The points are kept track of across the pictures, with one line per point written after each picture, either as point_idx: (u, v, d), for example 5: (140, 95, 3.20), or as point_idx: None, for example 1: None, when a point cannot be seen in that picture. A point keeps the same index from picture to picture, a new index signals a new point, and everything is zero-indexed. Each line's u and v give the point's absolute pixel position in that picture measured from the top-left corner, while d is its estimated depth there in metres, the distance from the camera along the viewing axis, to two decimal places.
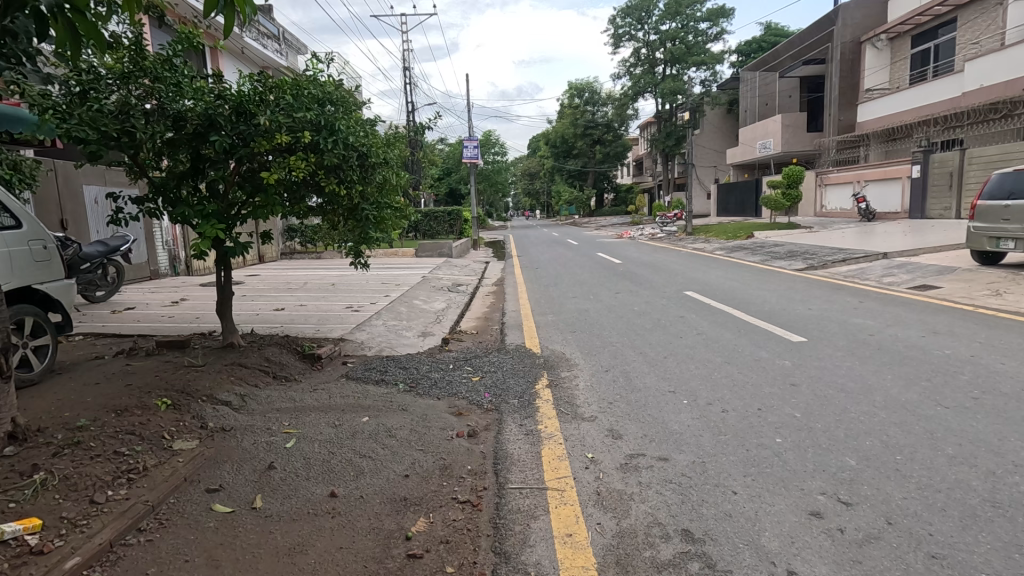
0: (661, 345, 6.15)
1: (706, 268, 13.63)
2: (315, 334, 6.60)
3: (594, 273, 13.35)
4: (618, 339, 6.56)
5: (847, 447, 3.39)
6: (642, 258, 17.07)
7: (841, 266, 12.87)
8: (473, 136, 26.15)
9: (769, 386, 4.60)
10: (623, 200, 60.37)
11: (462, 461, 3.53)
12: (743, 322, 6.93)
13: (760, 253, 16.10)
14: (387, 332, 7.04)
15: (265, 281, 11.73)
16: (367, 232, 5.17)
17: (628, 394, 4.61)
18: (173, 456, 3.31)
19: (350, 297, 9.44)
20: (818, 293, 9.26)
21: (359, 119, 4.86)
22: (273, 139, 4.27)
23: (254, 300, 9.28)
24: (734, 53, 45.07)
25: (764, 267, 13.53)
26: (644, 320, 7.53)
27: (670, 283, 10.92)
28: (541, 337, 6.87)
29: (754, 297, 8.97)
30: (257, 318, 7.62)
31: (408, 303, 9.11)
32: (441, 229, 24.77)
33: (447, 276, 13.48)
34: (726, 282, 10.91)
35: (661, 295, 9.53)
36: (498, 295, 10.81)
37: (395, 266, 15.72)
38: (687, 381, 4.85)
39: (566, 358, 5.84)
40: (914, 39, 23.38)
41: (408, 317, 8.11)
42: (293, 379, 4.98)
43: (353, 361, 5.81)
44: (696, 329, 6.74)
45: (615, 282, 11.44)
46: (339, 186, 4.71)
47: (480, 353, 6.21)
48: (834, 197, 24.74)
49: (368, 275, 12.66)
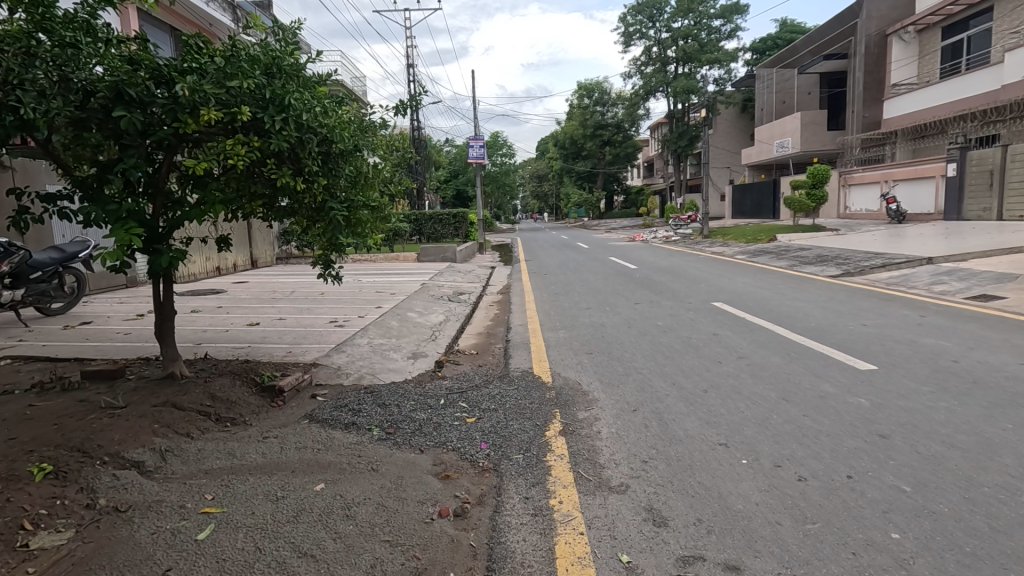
0: (697, 374, 5.07)
1: (731, 274, 12.49)
2: (284, 358, 5.60)
3: (609, 280, 12.28)
4: (643, 364, 5.50)
5: (1002, 553, 2.32)
6: (658, 263, 15.93)
7: (881, 272, 11.67)
8: (479, 136, 25.09)
9: (852, 438, 3.51)
10: (633, 202, 59.22)
11: (442, 564, 2.49)
12: (792, 343, 5.83)
13: (787, 258, 14.93)
14: (372, 354, 6.03)
15: (249, 289, 10.78)
16: (337, 237, 4.15)
17: (666, 448, 3.55)
18: (21, 563, 2.32)
19: (337, 310, 8.44)
20: (867, 304, 8.12)
21: (321, 94, 3.80)
22: (199, 115, 3.22)
23: (230, 312, 8.31)
24: (749, 50, 43.80)
25: (795, 274, 12.38)
26: (672, 339, 6.46)
27: (695, 292, 9.82)
28: (551, 361, 5.82)
29: (794, 310, 7.86)
30: (224, 336, 6.64)
31: (400, 315, 8.08)
32: (446, 232, 23.76)
33: (448, 283, 12.46)
34: (755, 291, 9.82)
35: (686, 306, 8.43)
36: (503, 305, 9.75)
37: (394, 272, 14.74)
38: (740, 429, 3.77)
39: (582, 390, 4.79)
40: (946, 30, 22.11)
41: (399, 333, 7.09)
42: (242, 423, 3.97)
43: (324, 395, 4.81)
44: (736, 352, 5.66)
45: (633, 290, 10.37)
46: (296, 180, 3.69)
47: (478, 383, 5.17)
48: (859, 198, 23.47)
49: (362, 284, 11.70)
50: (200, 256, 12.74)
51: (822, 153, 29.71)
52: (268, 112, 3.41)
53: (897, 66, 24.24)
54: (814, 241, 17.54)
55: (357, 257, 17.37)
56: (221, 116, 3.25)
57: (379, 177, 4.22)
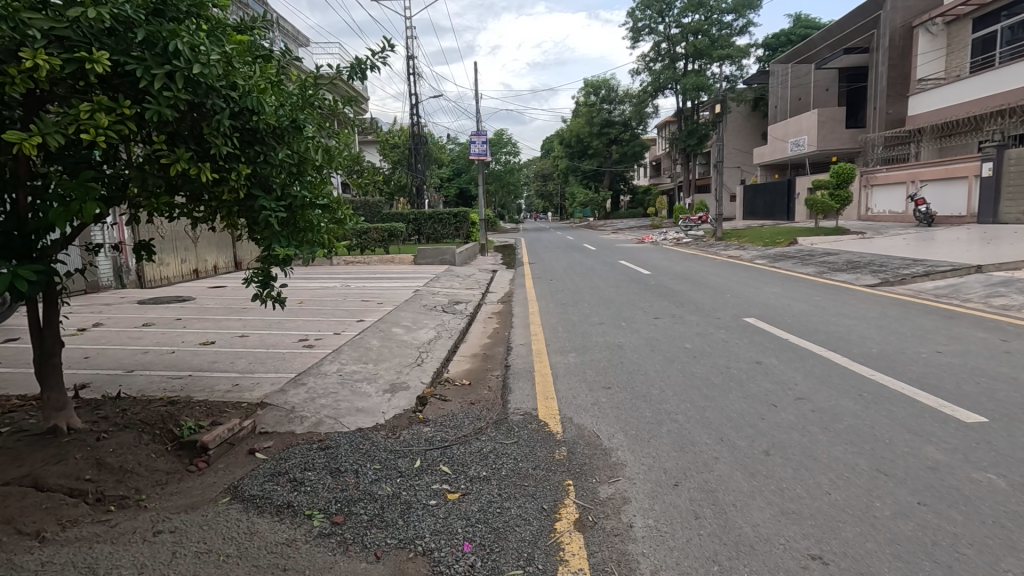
0: (750, 424, 3.93)
1: (757, 282, 11.34)
2: (226, 396, 4.45)
3: (621, 287, 11.17)
4: (677, 406, 4.36)
5: None
6: (673, 268, 14.72)
7: (925, 282, 10.51)
8: (481, 131, 23.94)
9: (1009, 555, 2.37)
10: (640, 202, 58.21)
11: None
12: (860, 380, 4.68)
13: (813, 264, 13.79)
14: (340, 387, 4.88)
15: (222, 295, 9.68)
16: (273, 247, 3.05)
17: (734, 564, 2.42)
18: None
19: (313, 325, 7.34)
20: (927, 322, 6.98)
21: (238, 45, 2.64)
22: (25, 64, 2.08)
23: (187, 326, 7.19)
24: (761, 46, 42.60)
25: (827, 282, 11.25)
26: (708, 369, 5.31)
27: (722, 305, 8.67)
28: (560, 398, 4.68)
29: (845, 329, 6.68)
30: (167, 360, 5.52)
31: (383, 333, 6.93)
32: (446, 233, 22.61)
33: (444, 289, 11.34)
34: (790, 304, 8.66)
35: (715, 324, 7.29)
36: (504, 318, 8.63)
37: (387, 276, 13.64)
38: (836, 528, 2.62)
39: (604, 449, 3.65)
40: (977, 22, 20.88)
41: (379, 356, 5.96)
42: (131, 506, 2.85)
43: (266, 451, 3.68)
44: (793, 392, 4.53)
45: (651, 301, 9.25)
46: (200, 165, 2.59)
47: (468, 433, 4.04)
48: (883, 199, 22.21)
49: (349, 291, 10.62)
50: (175, 257, 11.72)
51: (841, 152, 28.44)
52: (143, 63, 2.29)
53: (922, 60, 23.15)
54: (840, 245, 16.34)
55: (350, 258, 16.35)
56: (61, 65, 2.15)
57: (335, 161, 3.13)
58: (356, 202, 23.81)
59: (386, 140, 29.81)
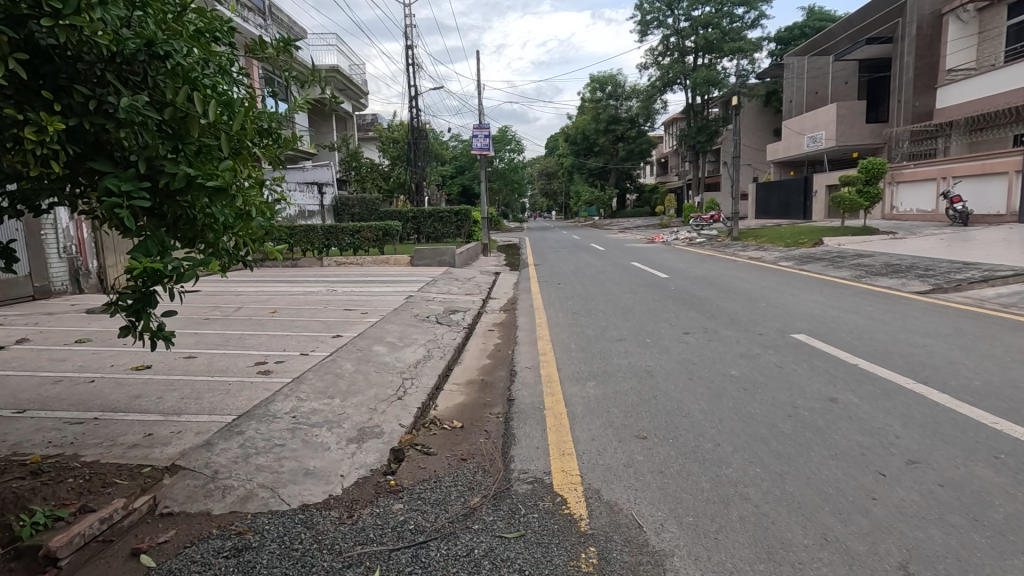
0: (860, 510, 2.74)
1: (790, 287, 10.15)
2: (127, 453, 3.26)
3: (637, 293, 10.02)
4: (744, 471, 3.18)
5: None
6: (692, 271, 13.48)
7: (982, 289, 9.31)
8: (483, 125, 22.69)
9: None
10: (647, 201, 57.07)
11: None
12: (988, 434, 3.47)
13: (847, 267, 12.58)
14: (290, 437, 3.70)
15: (187, 302, 8.53)
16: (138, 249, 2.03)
17: None
18: None
19: (279, 342, 6.15)
20: (1017, 340, 5.79)
21: None
22: None
23: (127, 343, 6.01)
24: (773, 41, 41.39)
25: (869, 288, 10.06)
26: (772, 409, 4.11)
27: (760, 316, 7.47)
28: (580, 455, 3.49)
29: (924, 351, 5.47)
30: (79, 393, 4.34)
31: (360, 353, 5.74)
32: (447, 232, 21.42)
33: (440, 295, 10.16)
34: (841, 315, 7.40)
35: (759, 342, 6.10)
36: (507, 331, 7.48)
37: (379, 279, 12.46)
38: None
39: (652, 559, 2.45)
40: (1013, 8, 19.61)
41: (351, 387, 4.77)
42: None
43: (154, 553, 2.51)
44: (898, 451, 3.33)
45: (675, 311, 8.08)
46: None
47: (451, 516, 2.87)
48: (910, 197, 20.92)
49: (332, 298, 9.44)
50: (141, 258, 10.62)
51: (861, 149, 27.10)
52: None
53: (952, 49, 21.72)
54: (872, 247, 15.10)
55: (342, 260, 15.55)
56: None
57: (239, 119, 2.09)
58: (350, 199, 22.59)
59: (384, 136, 28.64)
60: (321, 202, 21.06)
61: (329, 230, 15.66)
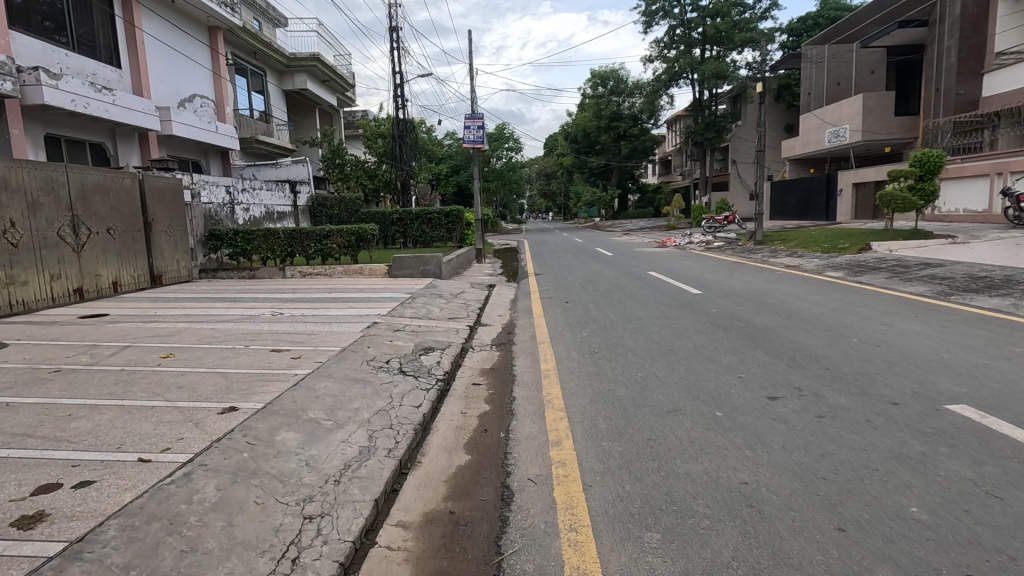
0: None
1: (869, 309, 7.81)
2: None
3: (669, 319, 7.66)
4: None
5: None
6: (725, 283, 11.15)
7: None
8: (476, 115, 20.24)
9: None
10: (650, 201, 55.13)
11: None
12: None
13: (920, 279, 10.24)
14: None
15: (59, 341, 6.14)
16: None
17: None
18: None
19: (124, 427, 3.72)
20: None
21: None
22: None
23: None
24: (785, 32, 39.18)
25: (972, 310, 7.73)
26: None
27: (871, 365, 5.10)
28: None
29: None
30: None
31: (245, 457, 3.33)
32: (436, 235, 19.08)
33: (413, 321, 7.75)
34: (988, 364, 5.01)
35: (912, 425, 3.74)
36: (500, 388, 5.09)
37: (344, 296, 10.11)
38: None
39: None
40: None
41: (180, 567, 2.37)
42: None
43: None
44: None
45: (738, 352, 5.69)
46: None
47: None
48: (957, 194, 18.66)
49: (264, 331, 7.01)
50: (37, 272, 8.53)
51: (891, 143, 24.77)
52: None
53: (1002, 27, 19.41)
54: (933, 253, 12.81)
55: (307, 269, 13.24)
56: None
57: None
58: (329, 199, 20.32)
59: (370, 130, 26.35)
60: (295, 202, 18.73)
61: (293, 235, 13.53)
